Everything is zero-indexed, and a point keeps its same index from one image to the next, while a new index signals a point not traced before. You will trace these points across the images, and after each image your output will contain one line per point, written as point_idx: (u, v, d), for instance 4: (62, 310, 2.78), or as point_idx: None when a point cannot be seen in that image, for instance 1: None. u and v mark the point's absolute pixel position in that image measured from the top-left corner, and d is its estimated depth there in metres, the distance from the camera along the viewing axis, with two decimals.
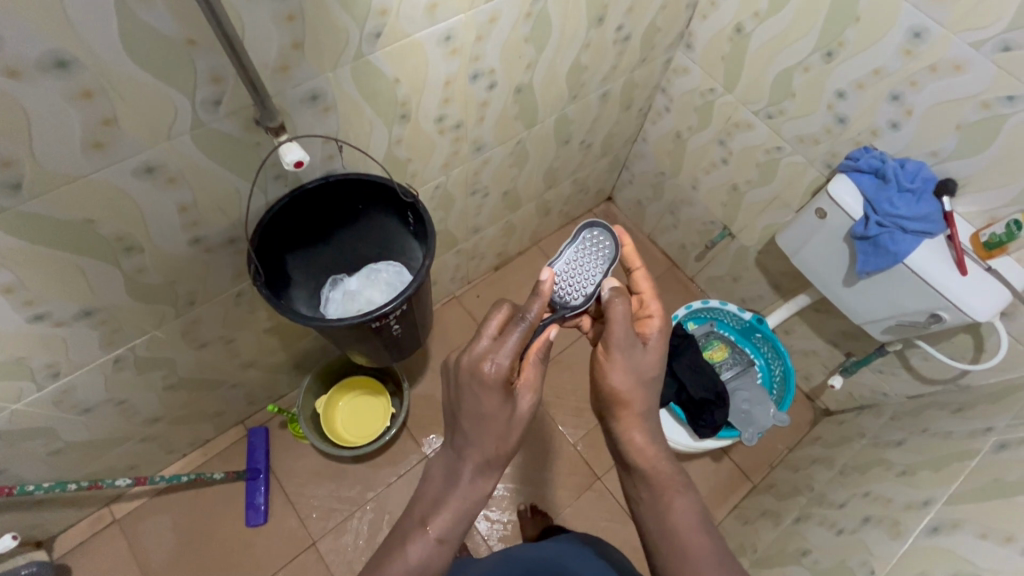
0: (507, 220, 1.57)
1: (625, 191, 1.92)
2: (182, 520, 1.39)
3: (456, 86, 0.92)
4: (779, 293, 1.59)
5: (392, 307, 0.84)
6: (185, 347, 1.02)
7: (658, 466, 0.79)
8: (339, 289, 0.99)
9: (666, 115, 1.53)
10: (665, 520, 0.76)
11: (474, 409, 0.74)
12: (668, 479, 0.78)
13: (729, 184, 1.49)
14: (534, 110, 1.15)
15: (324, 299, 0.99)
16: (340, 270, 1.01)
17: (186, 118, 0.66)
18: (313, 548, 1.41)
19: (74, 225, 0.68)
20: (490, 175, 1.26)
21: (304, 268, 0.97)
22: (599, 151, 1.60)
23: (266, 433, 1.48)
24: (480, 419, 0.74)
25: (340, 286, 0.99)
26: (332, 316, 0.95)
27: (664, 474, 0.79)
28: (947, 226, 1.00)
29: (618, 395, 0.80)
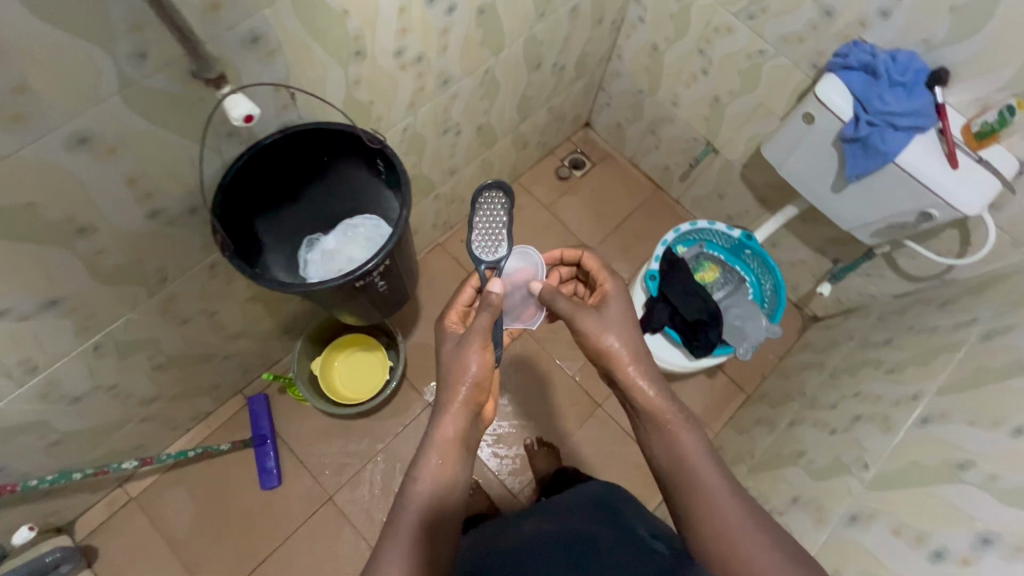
0: (483, 157, 1.50)
1: (603, 115, 1.84)
2: (198, 491, 1.42)
3: (412, 14, 0.83)
4: (765, 207, 1.57)
5: (375, 263, 0.80)
6: (166, 326, 0.99)
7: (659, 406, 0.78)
8: (315, 249, 0.94)
9: (641, 26, 1.44)
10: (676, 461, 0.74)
11: (451, 365, 0.79)
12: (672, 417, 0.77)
13: (711, 96, 1.42)
14: (500, 33, 1.06)
15: (301, 261, 0.94)
16: (314, 229, 0.95)
17: (113, 78, 0.59)
18: (330, 502, 1.45)
19: (13, 211, 0.62)
20: (461, 111, 1.19)
21: (275, 230, 0.91)
22: (573, 74, 1.51)
23: (266, 400, 1.47)
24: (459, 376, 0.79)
25: (316, 246, 0.94)
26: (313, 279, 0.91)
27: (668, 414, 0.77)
28: (938, 119, 0.96)
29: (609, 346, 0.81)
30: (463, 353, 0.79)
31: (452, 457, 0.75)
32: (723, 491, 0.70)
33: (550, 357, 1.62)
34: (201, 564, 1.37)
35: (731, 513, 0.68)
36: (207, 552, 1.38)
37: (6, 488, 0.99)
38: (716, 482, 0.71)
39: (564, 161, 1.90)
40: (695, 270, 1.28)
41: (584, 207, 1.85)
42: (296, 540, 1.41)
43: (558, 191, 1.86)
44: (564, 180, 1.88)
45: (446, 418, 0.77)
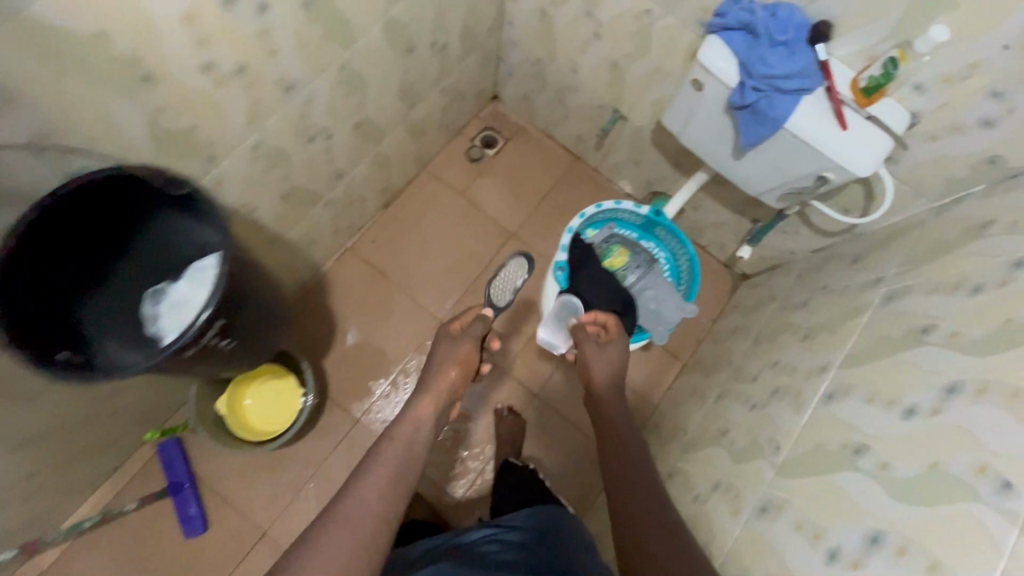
0: (374, 153, 1.37)
1: (509, 87, 1.71)
2: (118, 551, 1.33)
3: (205, 21, 0.70)
4: (681, 171, 1.51)
5: (205, 318, 0.71)
6: (5, 407, 0.87)
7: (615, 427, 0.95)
8: (161, 304, 0.82)
9: None
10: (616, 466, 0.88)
11: (442, 358, 1.12)
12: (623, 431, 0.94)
13: (608, 61, 1.32)
14: (343, 22, 0.92)
15: (148, 319, 0.81)
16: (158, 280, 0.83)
17: None
18: (265, 537, 1.39)
19: None
20: (324, 114, 1.06)
21: (106, 296, 0.80)
22: (460, 49, 1.37)
23: (179, 446, 1.38)
24: (439, 372, 1.10)
25: (159, 300, 0.82)
26: (157, 336, 0.79)
27: (622, 434, 0.93)
28: (824, 77, 0.89)
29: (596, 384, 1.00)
30: (449, 355, 1.12)
31: (403, 472, 0.87)
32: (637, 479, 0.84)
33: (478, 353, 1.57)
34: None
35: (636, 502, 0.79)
36: None
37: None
38: (646, 496, 0.80)
39: (474, 141, 1.78)
40: (603, 256, 1.22)
41: (501, 188, 1.75)
42: None
43: (472, 174, 1.75)
44: (477, 162, 1.76)
45: (421, 407, 1.03)
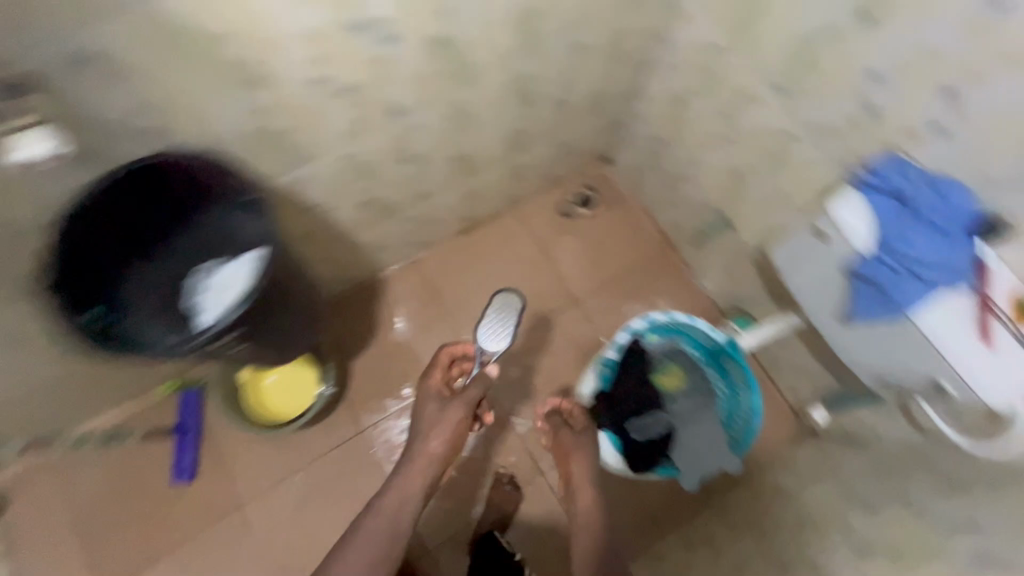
0: (466, 185, 1.36)
1: (624, 155, 1.64)
2: (110, 469, 1.39)
3: None
4: (776, 301, 1.35)
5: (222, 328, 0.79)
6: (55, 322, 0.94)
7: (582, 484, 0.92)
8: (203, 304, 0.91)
9: (666, 72, 1.24)
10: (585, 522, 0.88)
11: (426, 438, 1.06)
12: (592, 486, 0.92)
13: (731, 167, 1.22)
14: (469, 66, 0.91)
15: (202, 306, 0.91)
16: (197, 260, 0.93)
17: None
18: (237, 511, 1.40)
19: None
20: (424, 143, 1.05)
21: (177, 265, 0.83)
22: (584, 110, 1.33)
23: (198, 395, 1.43)
24: (424, 452, 1.05)
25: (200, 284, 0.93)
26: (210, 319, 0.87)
27: (588, 521, 0.88)
28: (979, 279, 0.74)
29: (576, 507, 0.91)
30: (444, 429, 1.06)
31: (401, 530, 0.98)
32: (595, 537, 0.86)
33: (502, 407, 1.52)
34: (99, 545, 1.35)
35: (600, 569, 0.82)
36: (110, 539, 1.35)
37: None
38: None
39: (572, 196, 1.72)
40: (655, 370, 1.10)
41: (581, 252, 1.68)
42: (196, 545, 1.37)
43: (558, 228, 1.70)
44: (568, 218, 1.71)
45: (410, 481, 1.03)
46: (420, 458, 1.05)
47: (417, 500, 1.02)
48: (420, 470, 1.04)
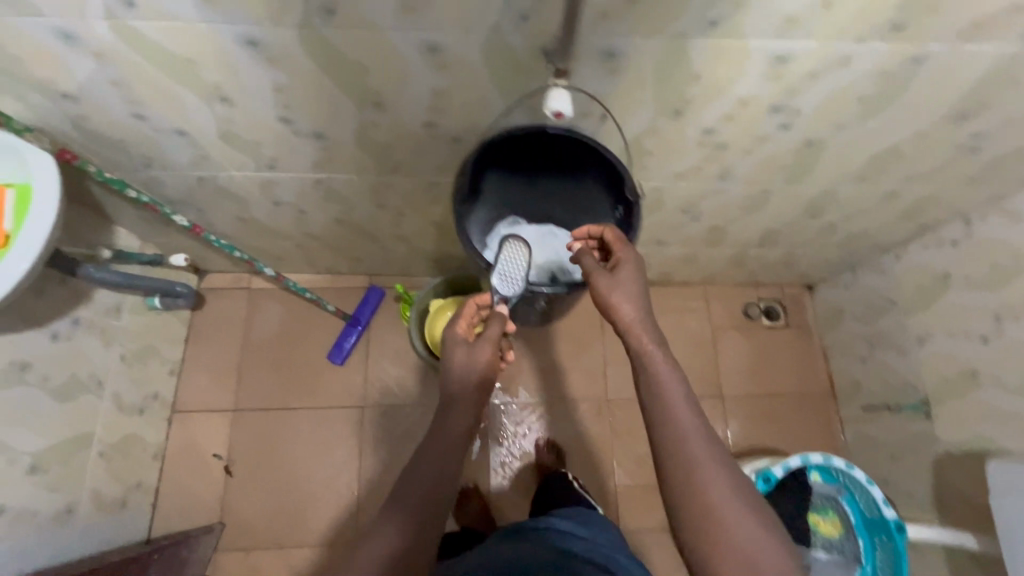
0: (696, 250, 1.42)
1: (836, 291, 1.63)
2: (288, 319, 1.58)
3: (748, 111, 0.79)
4: (936, 507, 1.29)
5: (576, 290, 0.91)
6: (367, 199, 1.10)
7: (669, 387, 0.66)
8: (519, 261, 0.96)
9: (947, 249, 1.23)
10: (678, 442, 0.62)
11: (460, 371, 0.81)
12: (675, 377, 0.67)
13: (967, 365, 1.19)
14: (808, 169, 0.97)
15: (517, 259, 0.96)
16: (511, 209, 0.99)
17: (490, 22, 0.61)
18: (360, 410, 1.54)
19: (350, 68, 0.69)
20: (711, 205, 1.13)
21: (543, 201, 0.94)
22: (839, 240, 1.35)
23: (379, 297, 1.59)
24: (462, 397, 0.81)
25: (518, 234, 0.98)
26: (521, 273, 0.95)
27: (680, 426, 0.63)
28: None
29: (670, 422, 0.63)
30: (468, 351, 0.83)
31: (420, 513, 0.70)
32: (691, 421, 0.63)
33: (609, 456, 1.40)
34: (251, 368, 1.54)
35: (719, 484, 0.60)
36: (261, 367, 1.55)
37: (197, 230, 1.18)
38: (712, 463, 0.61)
39: (759, 302, 1.74)
40: (815, 511, 1.15)
41: (744, 353, 1.69)
42: (319, 413, 1.53)
43: (734, 323, 1.72)
44: (748, 318, 1.72)
45: (455, 413, 0.80)
46: (459, 398, 0.80)
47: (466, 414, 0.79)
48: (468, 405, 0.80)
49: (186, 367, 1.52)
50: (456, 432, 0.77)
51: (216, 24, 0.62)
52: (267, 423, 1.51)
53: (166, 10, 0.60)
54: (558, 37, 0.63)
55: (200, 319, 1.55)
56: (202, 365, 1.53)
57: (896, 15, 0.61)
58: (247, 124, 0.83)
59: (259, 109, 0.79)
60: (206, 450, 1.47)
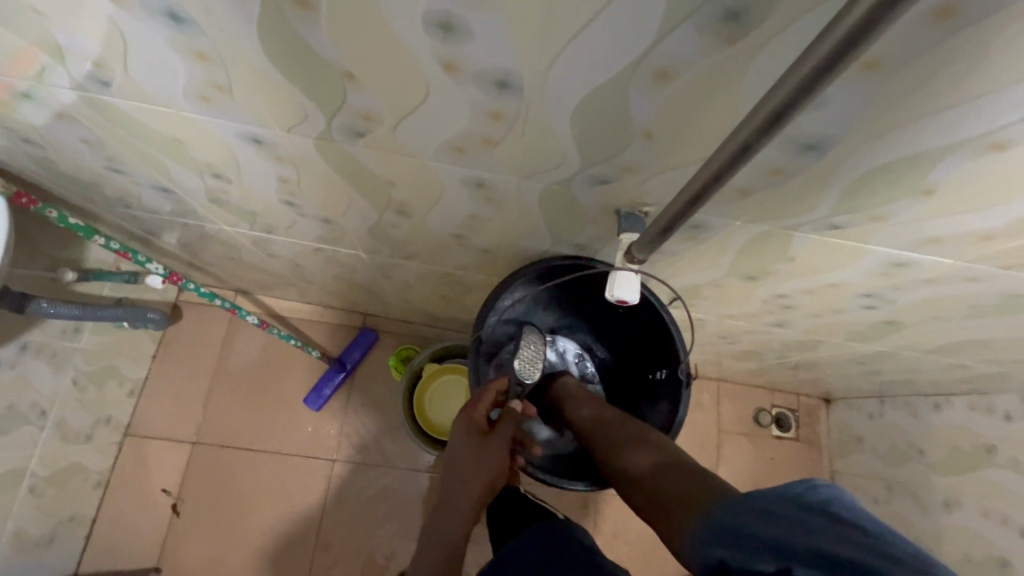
0: (721, 361, 1.29)
1: (855, 415, 1.42)
2: (266, 348, 1.35)
3: (834, 291, 0.66)
4: None
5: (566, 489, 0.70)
6: (372, 269, 0.96)
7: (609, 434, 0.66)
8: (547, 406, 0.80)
9: (997, 421, 1.09)
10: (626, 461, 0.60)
11: (455, 475, 0.71)
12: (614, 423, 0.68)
13: (998, 554, 1.07)
14: (875, 336, 0.85)
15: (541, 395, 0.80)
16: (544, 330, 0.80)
17: (559, 176, 0.48)
18: (329, 464, 1.30)
19: (375, 179, 0.56)
20: (753, 338, 1.01)
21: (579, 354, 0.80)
22: (877, 382, 1.23)
23: (373, 340, 1.35)
24: (454, 490, 0.70)
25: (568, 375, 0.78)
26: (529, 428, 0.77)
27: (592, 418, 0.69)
28: None
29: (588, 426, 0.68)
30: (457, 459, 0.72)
31: None
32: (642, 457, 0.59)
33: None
34: (218, 397, 1.31)
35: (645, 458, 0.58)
36: (229, 398, 1.31)
37: (173, 277, 1.06)
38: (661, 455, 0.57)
39: (771, 408, 1.51)
40: None
41: (751, 466, 1.46)
42: (284, 462, 1.29)
43: (743, 428, 1.49)
44: (758, 426, 1.49)
45: (453, 520, 0.68)
46: (453, 497, 0.70)
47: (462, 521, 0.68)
48: (464, 499, 0.69)
49: (148, 388, 1.31)
50: (449, 538, 0.67)
51: (212, 119, 0.49)
52: (225, 464, 1.28)
53: (152, 97, 0.47)
54: (638, 203, 0.50)
55: (172, 335, 1.34)
56: (166, 387, 1.31)
57: None
58: (244, 197, 0.69)
59: (259, 189, 0.65)
60: (150, 480, 1.26)
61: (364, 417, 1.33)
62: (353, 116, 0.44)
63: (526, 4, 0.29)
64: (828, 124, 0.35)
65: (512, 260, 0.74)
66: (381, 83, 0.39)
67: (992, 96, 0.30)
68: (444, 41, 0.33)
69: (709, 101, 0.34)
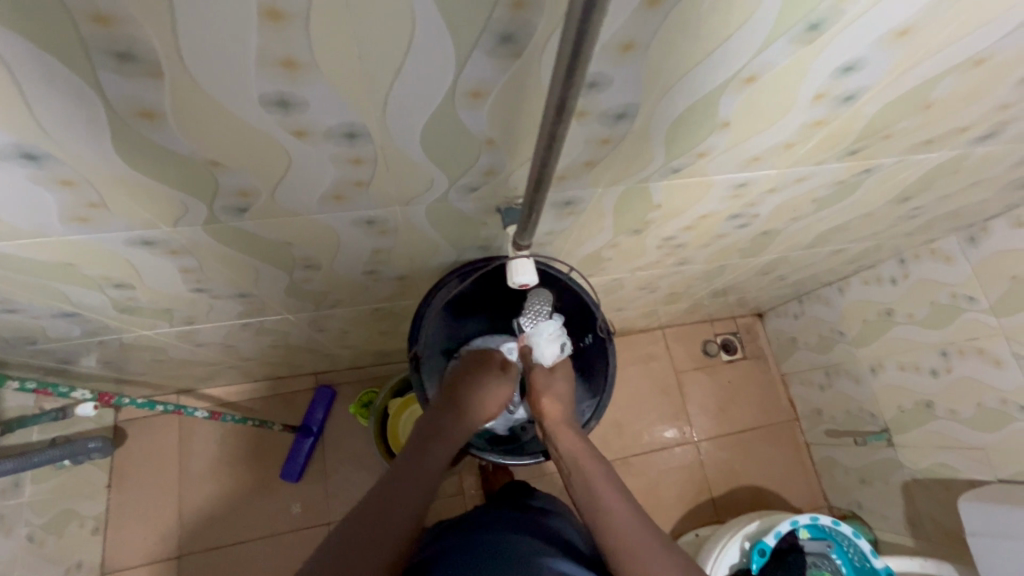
0: (657, 309, 1.38)
1: (785, 319, 1.57)
2: (226, 439, 1.32)
3: (707, 220, 0.76)
4: (911, 531, 1.31)
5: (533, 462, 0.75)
6: (305, 327, 0.98)
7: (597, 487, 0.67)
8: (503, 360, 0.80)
9: (887, 286, 1.24)
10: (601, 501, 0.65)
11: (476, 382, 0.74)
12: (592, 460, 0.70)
13: (923, 397, 1.22)
14: (762, 247, 0.96)
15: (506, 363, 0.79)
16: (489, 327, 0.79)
17: (436, 194, 0.53)
18: (326, 528, 1.29)
19: (274, 243, 0.59)
20: (669, 281, 1.10)
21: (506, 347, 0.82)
22: (789, 285, 1.36)
23: (332, 396, 1.34)
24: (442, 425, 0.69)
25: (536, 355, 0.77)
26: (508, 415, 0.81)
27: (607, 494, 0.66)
28: None
29: (601, 491, 0.66)
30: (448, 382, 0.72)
31: (415, 492, 0.63)
32: (631, 523, 0.63)
33: None
34: (190, 504, 1.27)
35: (611, 496, 0.66)
36: (202, 499, 1.27)
37: (104, 397, 1.02)
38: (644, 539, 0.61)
39: (716, 337, 1.64)
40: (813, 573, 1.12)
41: (712, 395, 1.58)
42: (279, 543, 1.27)
43: (696, 363, 1.60)
44: (707, 356, 1.62)
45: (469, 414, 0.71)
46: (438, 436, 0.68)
47: (443, 459, 0.67)
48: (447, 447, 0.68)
49: (113, 519, 1.24)
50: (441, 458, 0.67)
51: (95, 235, 0.50)
52: (215, 568, 1.23)
53: (29, 232, 0.48)
54: (511, 198, 0.57)
55: (121, 459, 1.27)
56: (133, 511, 1.24)
57: (852, 145, 0.59)
58: (153, 296, 0.70)
59: (166, 285, 0.66)
60: None
61: (345, 470, 1.33)
62: (231, 195, 0.47)
63: (343, 69, 0.35)
64: (621, 97, 0.42)
65: (430, 278, 0.79)
66: (242, 160, 0.42)
67: (723, 46, 0.39)
68: (286, 114, 0.38)
69: (524, 103, 0.41)
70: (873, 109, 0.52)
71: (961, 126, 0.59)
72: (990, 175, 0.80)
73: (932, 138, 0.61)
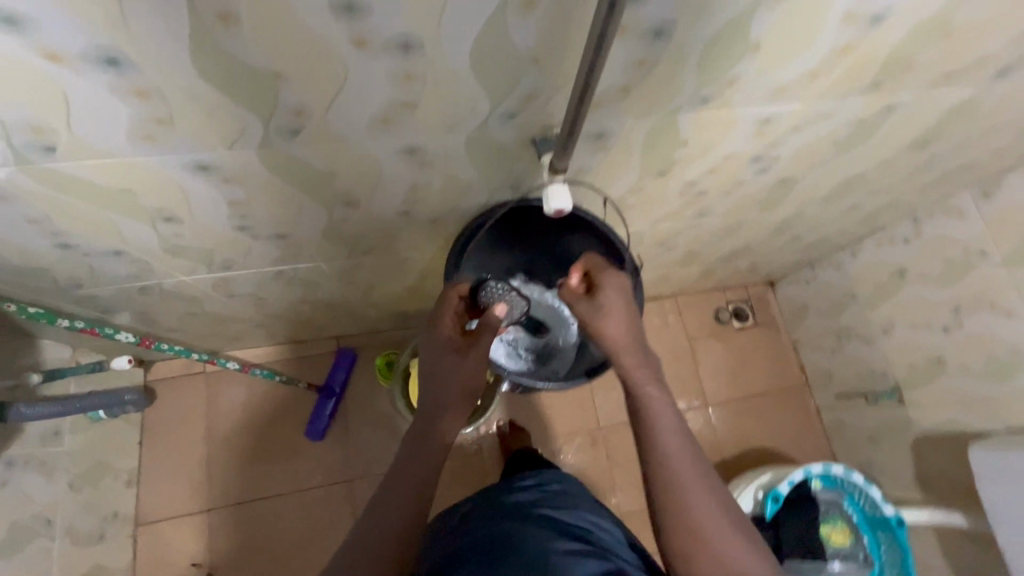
0: (671, 272, 1.41)
1: (797, 286, 1.59)
2: (253, 397, 1.35)
3: (729, 164, 0.78)
4: (921, 487, 1.34)
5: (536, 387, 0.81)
6: (334, 279, 1.01)
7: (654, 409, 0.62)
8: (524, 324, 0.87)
9: (900, 246, 1.26)
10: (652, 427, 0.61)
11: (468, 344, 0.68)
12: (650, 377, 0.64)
13: (933, 353, 1.24)
14: (780, 199, 0.98)
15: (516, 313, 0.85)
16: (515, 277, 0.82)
17: (477, 121, 0.56)
18: (349, 484, 1.33)
19: (319, 174, 0.62)
20: (687, 237, 1.13)
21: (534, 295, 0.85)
22: (801, 249, 1.38)
23: (353, 357, 1.38)
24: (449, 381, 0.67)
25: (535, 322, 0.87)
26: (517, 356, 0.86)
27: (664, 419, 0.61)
28: None
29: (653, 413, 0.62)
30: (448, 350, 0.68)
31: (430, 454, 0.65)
32: (678, 453, 0.60)
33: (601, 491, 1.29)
34: (219, 461, 1.30)
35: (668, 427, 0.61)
36: (229, 455, 1.31)
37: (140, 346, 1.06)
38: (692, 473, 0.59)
39: (728, 303, 1.66)
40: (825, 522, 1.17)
41: (724, 360, 1.61)
42: (304, 499, 1.30)
43: (709, 329, 1.63)
44: (720, 323, 1.64)
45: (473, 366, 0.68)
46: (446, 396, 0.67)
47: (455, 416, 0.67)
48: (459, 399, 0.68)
49: (145, 474, 1.26)
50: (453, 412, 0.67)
51: (155, 157, 0.53)
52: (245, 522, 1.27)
53: (98, 151, 0.51)
54: (547, 128, 0.59)
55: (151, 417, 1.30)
56: (163, 468, 1.28)
57: (875, 76, 0.61)
58: (196, 235, 0.73)
59: (213, 220, 0.69)
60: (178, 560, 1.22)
61: (368, 427, 1.37)
62: (287, 115, 0.50)
63: None
64: (662, 9, 0.44)
65: (460, 222, 0.82)
66: (303, 73, 0.45)
67: None
68: (350, 20, 0.40)
69: (570, 14, 0.43)
70: (898, 33, 0.53)
71: (983, 56, 0.61)
72: (1005, 120, 0.81)
73: (953, 70, 0.63)
